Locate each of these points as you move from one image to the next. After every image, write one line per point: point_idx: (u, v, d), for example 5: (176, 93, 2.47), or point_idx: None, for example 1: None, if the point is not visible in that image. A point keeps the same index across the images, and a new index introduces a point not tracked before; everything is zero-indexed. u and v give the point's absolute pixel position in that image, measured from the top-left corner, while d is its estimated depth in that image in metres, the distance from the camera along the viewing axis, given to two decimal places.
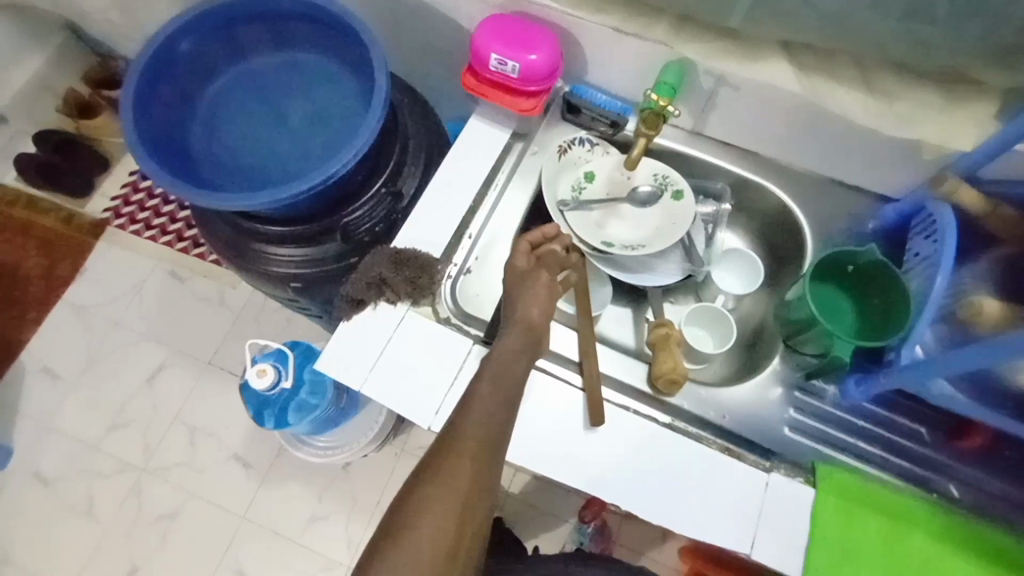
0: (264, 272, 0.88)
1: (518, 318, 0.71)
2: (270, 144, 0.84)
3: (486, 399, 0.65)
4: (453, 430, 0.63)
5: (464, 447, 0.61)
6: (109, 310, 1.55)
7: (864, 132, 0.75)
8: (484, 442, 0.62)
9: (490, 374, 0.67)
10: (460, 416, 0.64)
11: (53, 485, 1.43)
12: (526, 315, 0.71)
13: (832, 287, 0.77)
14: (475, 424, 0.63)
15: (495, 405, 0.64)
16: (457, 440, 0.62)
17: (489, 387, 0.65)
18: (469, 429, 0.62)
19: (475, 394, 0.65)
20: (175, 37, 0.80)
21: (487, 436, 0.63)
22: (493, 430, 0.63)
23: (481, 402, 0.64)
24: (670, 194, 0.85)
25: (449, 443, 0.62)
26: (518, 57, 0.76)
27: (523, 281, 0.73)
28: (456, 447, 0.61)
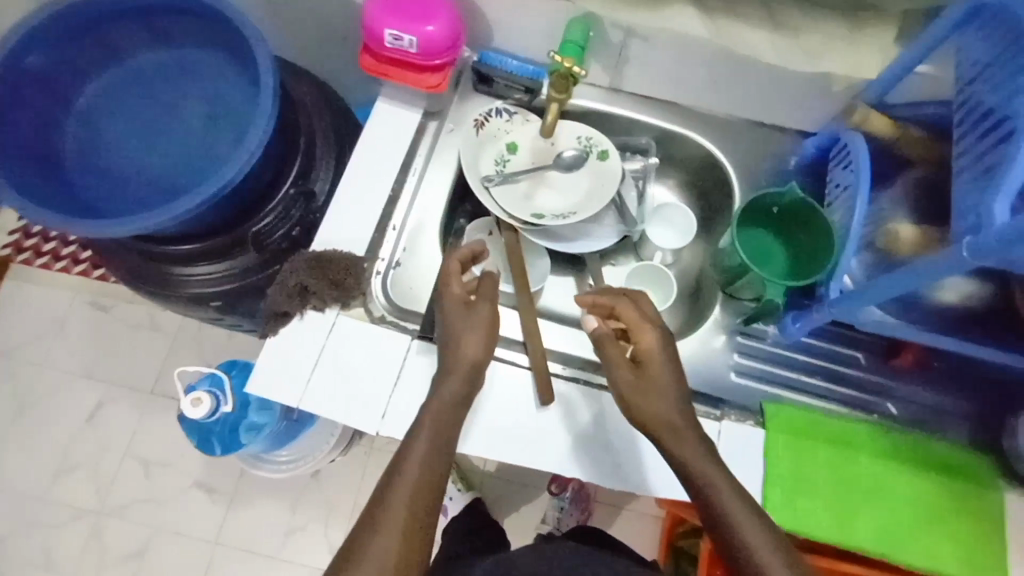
0: (180, 295, 0.82)
1: (456, 355, 0.66)
2: (162, 158, 0.77)
3: (415, 462, 0.59)
4: (379, 505, 0.57)
5: (387, 527, 0.55)
6: (30, 352, 1.44)
7: (775, 70, 0.75)
8: (418, 510, 0.57)
9: (427, 424, 0.62)
10: (385, 490, 0.58)
11: (2, 545, 1.34)
12: (457, 353, 0.66)
13: (760, 230, 0.78)
14: (399, 493, 0.57)
15: (423, 467, 0.59)
16: (380, 518, 0.55)
17: (426, 443, 0.60)
18: (400, 494, 0.57)
19: (400, 465, 0.59)
20: (21, 50, 0.69)
21: (417, 506, 0.57)
22: (425, 495, 0.57)
23: (408, 471, 0.58)
24: (595, 155, 0.83)
25: (367, 528, 0.55)
26: (414, 30, 0.71)
27: (456, 307, 0.69)
28: (379, 527, 0.55)
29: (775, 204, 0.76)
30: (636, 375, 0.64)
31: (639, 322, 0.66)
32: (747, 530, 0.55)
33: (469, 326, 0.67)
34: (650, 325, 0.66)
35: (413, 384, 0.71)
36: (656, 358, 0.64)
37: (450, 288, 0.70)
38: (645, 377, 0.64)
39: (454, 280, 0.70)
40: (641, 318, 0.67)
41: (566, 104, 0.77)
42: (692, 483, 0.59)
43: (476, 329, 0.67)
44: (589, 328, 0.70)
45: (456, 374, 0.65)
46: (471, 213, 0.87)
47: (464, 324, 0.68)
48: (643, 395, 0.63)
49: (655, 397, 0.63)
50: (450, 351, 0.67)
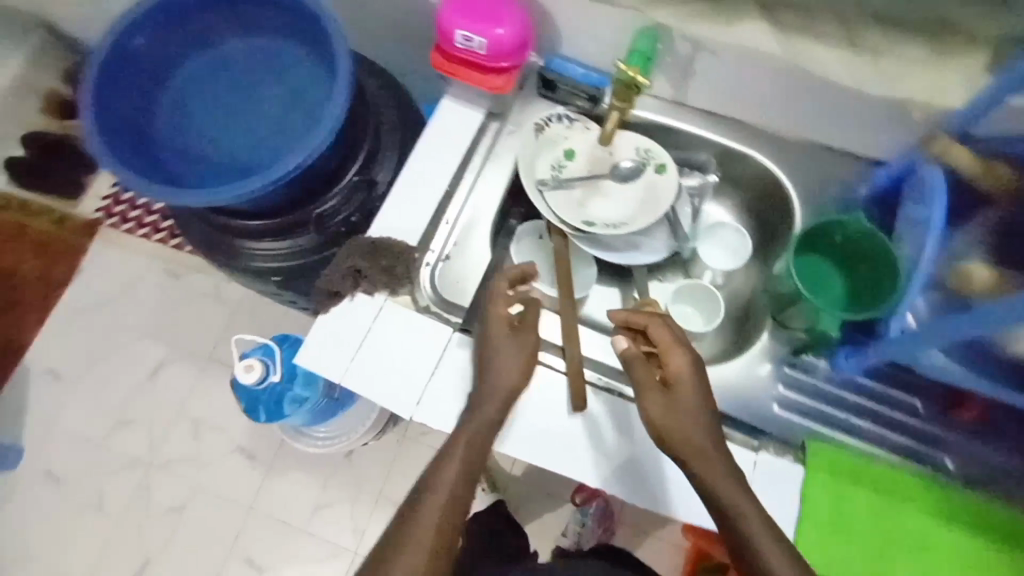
0: (244, 267, 0.87)
1: (489, 383, 0.67)
2: (242, 138, 0.82)
3: (447, 486, 0.62)
4: (409, 523, 0.60)
5: (417, 544, 0.58)
6: (107, 308, 1.56)
7: (850, 94, 0.72)
8: (449, 515, 0.60)
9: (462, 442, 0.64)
10: (416, 509, 0.61)
11: (64, 483, 1.46)
12: (498, 385, 0.67)
13: (818, 257, 0.74)
14: (430, 512, 0.60)
15: (453, 489, 0.62)
16: (410, 535, 0.59)
17: (458, 469, 0.63)
18: (434, 499, 0.61)
19: (432, 486, 0.62)
20: (129, 31, 0.76)
21: (445, 527, 0.60)
22: (455, 503, 0.61)
23: (439, 492, 0.61)
24: (653, 167, 0.83)
25: (398, 544, 0.59)
26: (484, 32, 0.73)
27: (502, 332, 0.69)
28: (410, 545, 0.58)
29: (839, 228, 0.71)
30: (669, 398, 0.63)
31: (671, 344, 0.65)
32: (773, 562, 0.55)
33: (511, 354, 0.68)
34: (682, 347, 0.65)
35: (450, 374, 0.72)
36: (687, 382, 0.63)
37: (497, 310, 0.70)
38: (678, 399, 0.63)
39: (500, 303, 0.70)
40: (672, 340, 0.65)
41: (628, 113, 0.80)
42: (720, 512, 0.59)
43: (519, 355, 0.68)
44: (619, 346, 0.67)
45: (491, 402, 0.66)
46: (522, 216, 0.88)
47: (507, 349, 0.68)
48: (675, 418, 0.62)
49: (687, 422, 0.62)
50: (489, 377, 0.67)
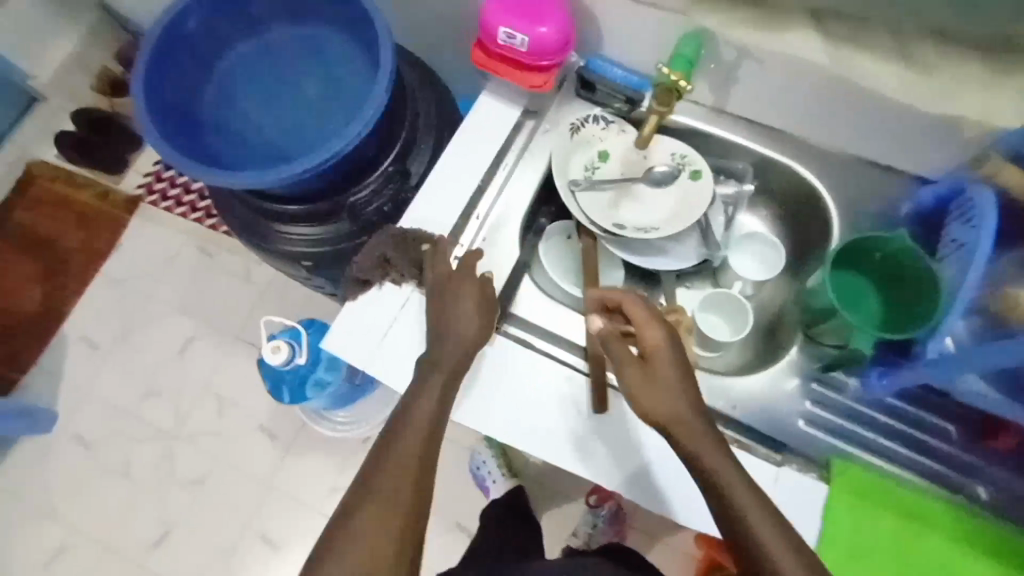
0: (276, 250, 0.89)
1: (452, 333, 0.68)
2: (284, 124, 0.84)
3: (427, 407, 0.64)
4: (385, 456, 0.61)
5: (394, 475, 0.60)
6: (143, 283, 1.61)
7: (897, 109, 0.70)
8: (429, 441, 0.63)
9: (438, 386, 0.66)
10: (391, 442, 0.62)
11: (93, 448, 1.52)
12: (460, 331, 0.68)
13: (853, 274, 0.73)
14: (405, 445, 0.62)
15: (430, 418, 0.64)
16: (386, 467, 0.60)
17: (434, 404, 0.64)
18: (414, 426, 0.63)
19: (405, 418, 0.63)
20: (183, 14, 0.78)
21: (423, 459, 0.61)
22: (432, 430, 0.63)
23: (415, 425, 0.63)
24: (688, 173, 0.82)
25: (377, 474, 0.60)
26: (527, 30, 0.73)
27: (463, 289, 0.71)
28: (386, 476, 0.60)
29: (878, 246, 0.70)
30: (647, 372, 0.63)
31: (645, 320, 0.65)
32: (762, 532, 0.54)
33: (467, 308, 0.70)
34: (658, 322, 0.65)
35: (475, 370, 0.73)
36: (662, 354, 0.63)
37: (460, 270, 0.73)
38: (656, 374, 0.62)
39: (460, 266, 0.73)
40: (650, 316, 0.65)
41: (666, 119, 0.78)
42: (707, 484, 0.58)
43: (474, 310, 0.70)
44: (594, 326, 0.67)
45: (451, 347, 0.68)
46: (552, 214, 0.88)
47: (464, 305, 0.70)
48: (654, 393, 0.62)
49: (665, 395, 0.61)
50: (443, 324, 0.69)
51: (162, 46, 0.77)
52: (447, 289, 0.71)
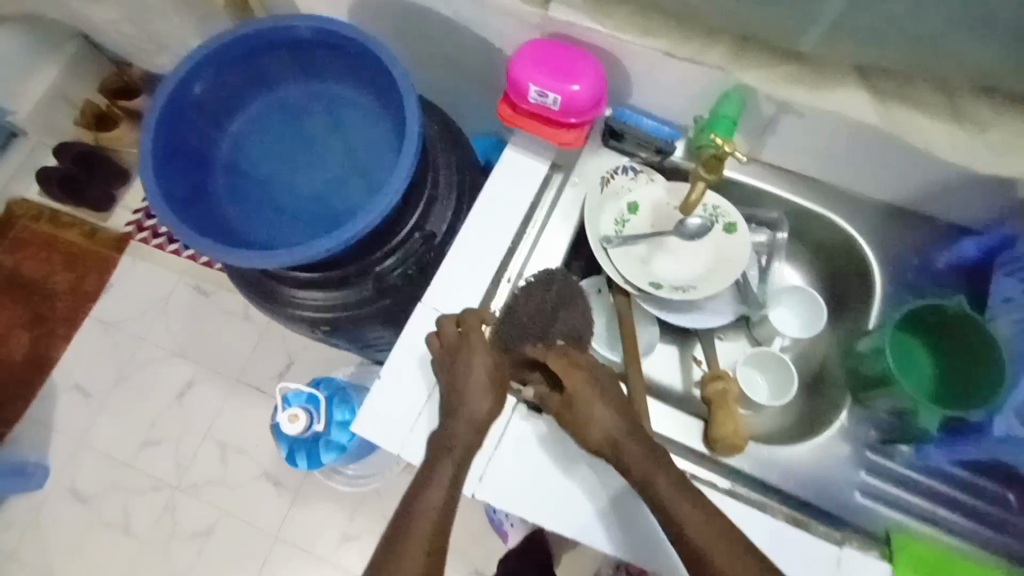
0: (291, 315, 0.84)
1: (464, 405, 0.65)
2: (304, 187, 0.80)
3: (443, 479, 0.62)
4: (391, 559, 0.58)
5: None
6: (136, 325, 1.54)
7: (942, 163, 0.68)
8: (446, 517, 0.61)
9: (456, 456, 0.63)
10: (401, 540, 0.59)
11: (89, 503, 1.45)
12: (473, 412, 0.65)
13: (911, 338, 0.69)
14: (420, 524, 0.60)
15: (449, 490, 0.62)
16: (394, 572, 0.57)
17: (450, 474, 0.63)
18: (430, 500, 0.61)
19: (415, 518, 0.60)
20: (189, 79, 0.73)
21: (432, 563, 0.58)
22: (450, 508, 0.61)
23: (430, 499, 0.61)
24: (722, 226, 0.79)
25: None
26: (559, 88, 0.70)
27: (479, 361, 0.66)
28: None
29: (937, 313, 0.67)
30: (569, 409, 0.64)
31: (567, 367, 0.65)
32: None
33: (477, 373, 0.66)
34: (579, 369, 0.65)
35: (515, 449, 0.69)
36: (584, 396, 0.63)
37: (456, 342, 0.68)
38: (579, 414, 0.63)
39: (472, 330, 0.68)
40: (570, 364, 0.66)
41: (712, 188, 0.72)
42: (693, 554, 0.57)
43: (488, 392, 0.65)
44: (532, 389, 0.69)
45: (462, 422, 0.65)
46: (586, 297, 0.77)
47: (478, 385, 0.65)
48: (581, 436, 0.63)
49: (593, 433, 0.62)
50: (460, 399, 0.65)
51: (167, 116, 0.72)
52: (456, 355, 0.67)
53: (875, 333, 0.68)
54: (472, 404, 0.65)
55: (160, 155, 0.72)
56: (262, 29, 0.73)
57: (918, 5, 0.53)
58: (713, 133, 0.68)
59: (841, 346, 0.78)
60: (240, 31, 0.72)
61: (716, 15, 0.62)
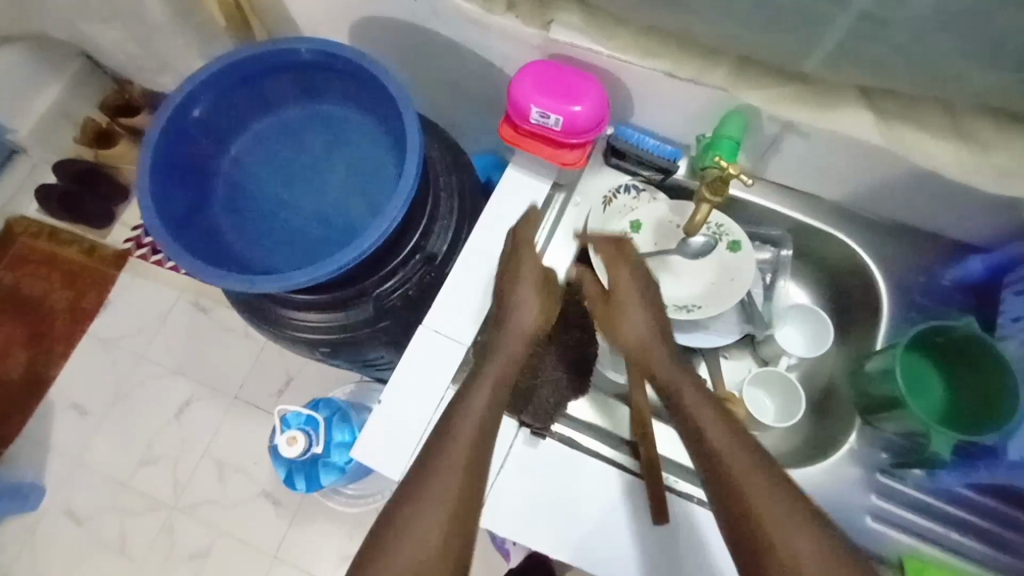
0: (290, 337, 0.83)
1: (518, 316, 0.70)
2: (303, 208, 0.81)
3: (484, 393, 0.65)
4: (434, 456, 0.61)
5: (430, 506, 0.58)
6: (135, 342, 1.53)
7: (946, 182, 0.67)
8: (489, 426, 0.63)
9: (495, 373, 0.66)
10: (443, 443, 0.61)
11: (86, 523, 1.43)
12: (525, 321, 0.70)
13: (921, 359, 0.68)
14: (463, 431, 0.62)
15: (490, 398, 0.65)
16: (423, 497, 0.58)
17: (491, 389, 0.65)
18: (474, 409, 0.63)
19: (443, 447, 0.61)
20: (187, 104, 0.73)
21: (472, 470, 0.60)
22: (492, 419, 0.64)
23: (474, 408, 0.64)
24: (726, 243, 0.78)
25: (414, 504, 0.58)
26: (561, 110, 0.70)
27: (534, 275, 0.72)
28: (423, 509, 0.58)
29: (945, 334, 0.66)
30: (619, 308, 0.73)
31: (619, 265, 0.75)
32: (772, 520, 0.54)
33: (532, 286, 0.71)
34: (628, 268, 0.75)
35: (517, 476, 0.68)
36: (630, 290, 0.73)
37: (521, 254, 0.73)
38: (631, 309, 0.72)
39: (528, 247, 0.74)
40: (621, 264, 0.75)
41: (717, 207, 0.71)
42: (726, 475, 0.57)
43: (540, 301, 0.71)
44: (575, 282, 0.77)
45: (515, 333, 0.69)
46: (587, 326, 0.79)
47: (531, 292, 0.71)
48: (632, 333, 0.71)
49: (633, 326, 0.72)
50: (516, 306, 0.70)
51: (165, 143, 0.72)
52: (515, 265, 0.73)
53: (884, 353, 0.68)
54: (523, 314, 0.70)
55: (157, 182, 0.72)
56: (260, 52, 0.73)
57: (921, 29, 0.53)
58: (715, 155, 0.67)
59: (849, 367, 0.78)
60: (237, 56, 0.72)
61: (719, 37, 0.62)
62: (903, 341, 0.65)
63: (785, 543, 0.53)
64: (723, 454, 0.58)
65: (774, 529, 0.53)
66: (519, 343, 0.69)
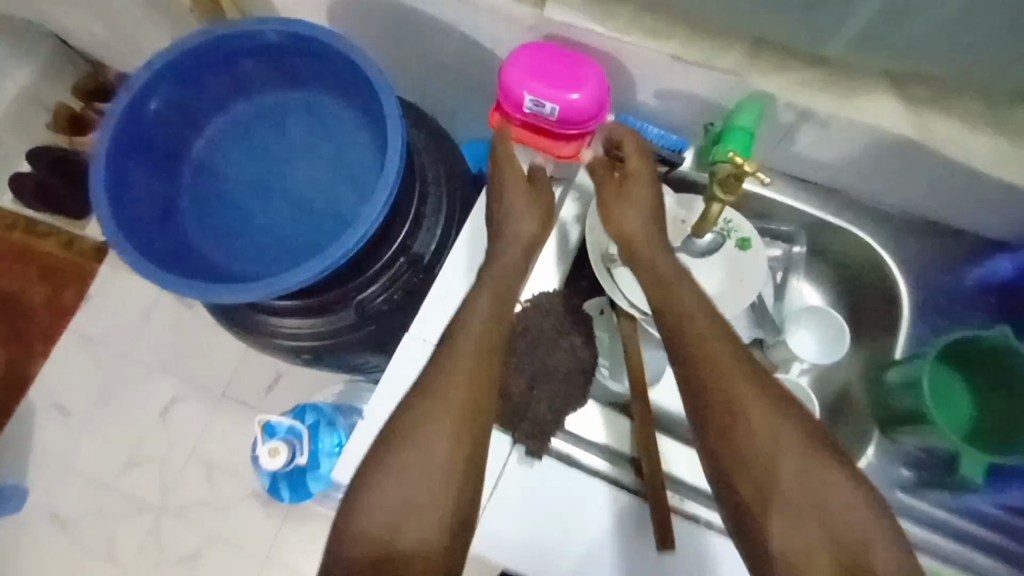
0: (267, 343, 0.78)
1: (505, 228, 0.68)
2: (280, 204, 0.76)
3: (482, 313, 0.63)
4: (434, 378, 0.61)
5: (435, 421, 0.59)
6: (115, 340, 1.47)
7: (976, 182, 0.62)
8: (490, 349, 0.62)
9: (489, 284, 0.65)
10: (444, 363, 0.61)
11: (71, 528, 1.38)
12: (515, 226, 0.67)
13: (949, 371, 0.63)
14: (464, 354, 0.62)
15: (488, 322, 0.63)
16: (423, 415, 0.59)
17: (488, 306, 0.64)
18: (472, 332, 0.62)
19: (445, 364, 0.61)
20: (143, 95, 0.68)
21: (474, 391, 0.60)
22: (491, 341, 0.62)
23: (472, 331, 0.63)
24: (735, 240, 0.71)
25: (419, 420, 0.59)
26: (557, 97, 0.64)
27: (516, 183, 0.70)
28: (426, 426, 0.59)
29: (976, 348, 0.62)
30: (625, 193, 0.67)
31: (632, 146, 0.68)
32: (764, 428, 0.56)
33: (518, 193, 0.69)
34: (643, 154, 0.68)
35: (511, 500, 0.64)
36: (639, 175, 0.67)
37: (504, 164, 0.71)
38: (633, 202, 0.66)
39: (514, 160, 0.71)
40: (636, 145, 0.68)
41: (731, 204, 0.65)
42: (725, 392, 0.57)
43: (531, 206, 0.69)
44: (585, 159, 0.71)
45: (509, 246, 0.67)
46: (585, 331, 0.71)
47: (519, 198, 0.69)
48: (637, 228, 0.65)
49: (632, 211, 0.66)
50: (505, 219, 0.68)
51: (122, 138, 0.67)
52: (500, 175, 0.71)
53: (908, 364, 0.63)
54: (514, 222, 0.68)
55: (114, 181, 0.67)
56: (221, 35, 0.67)
57: (963, 9, 0.47)
58: (729, 148, 0.61)
59: (867, 376, 0.72)
60: (195, 40, 0.66)
61: (731, 18, 0.56)
62: (931, 353, 0.61)
63: (771, 450, 0.55)
64: (719, 369, 0.57)
65: (763, 436, 0.55)
66: (513, 249, 0.67)
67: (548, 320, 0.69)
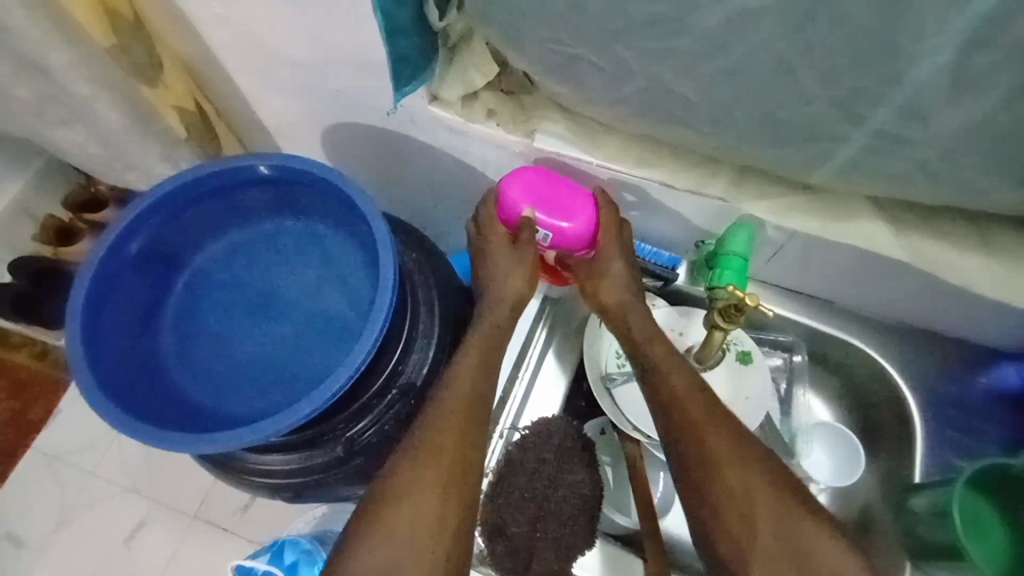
0: (247, 480, 0.73)
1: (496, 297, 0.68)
2: (265, 333, 0.74)
3: (468, 372, 0.63)
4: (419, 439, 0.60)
5: (425, 485, 0.58)
6: None
7: (975, 298, 0.62)
8: (475, 406, 0.62)
9: (476, 346, 0.65)
10: (431, 421, 0.61)
11: None
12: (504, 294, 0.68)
13: (983, 501, 0.60)
14: (449, 412, 0.61)
15: (475, 381, 0.63)
16: (412, 474, 0.58)
17: (474, 364, 0.64)
18: (459, 388, 0.62)
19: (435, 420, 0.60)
20: (127, 235, 0.68)
21: (459, 451, 0.59)
22: (476, 400, 0.62)
23: (458, 390, 0.62)
24: (736, 354, 0.70)
25: (408, 480, 0.58)
26: (548, 226, 0.66)
27: (500, 249, 0.68)
28: (412, 486, 0.58)
29: (1008, 476, 0.60)
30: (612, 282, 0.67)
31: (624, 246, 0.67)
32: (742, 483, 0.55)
33: (507, 268, 0.68)
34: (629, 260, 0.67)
35: None
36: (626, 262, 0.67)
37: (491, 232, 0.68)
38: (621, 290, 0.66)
39: (495, 225, 0.68)
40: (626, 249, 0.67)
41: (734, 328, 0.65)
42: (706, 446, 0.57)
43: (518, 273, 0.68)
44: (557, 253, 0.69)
45: (499, 309, 0.68)
46: (586, 458, 0.71)
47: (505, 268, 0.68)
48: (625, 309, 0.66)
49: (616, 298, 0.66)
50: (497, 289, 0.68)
51: (102, 281, 0.67)
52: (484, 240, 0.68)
53: (937, 492, 0.61)
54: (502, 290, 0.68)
55: (92, 325, 0.66)
56: (208, 173, 0.68)
57: (943, 149, 0.48)
58: (727, 280, 0.63)
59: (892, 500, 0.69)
60: (182, 179, 0.68)
61: (716, 149, 0.57)
62: (962, 482, 0.59)
63: (748, 507, 0.54)
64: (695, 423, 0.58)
65: (740, 493, 0.55)
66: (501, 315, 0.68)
67: (549, 452, 0.70)
